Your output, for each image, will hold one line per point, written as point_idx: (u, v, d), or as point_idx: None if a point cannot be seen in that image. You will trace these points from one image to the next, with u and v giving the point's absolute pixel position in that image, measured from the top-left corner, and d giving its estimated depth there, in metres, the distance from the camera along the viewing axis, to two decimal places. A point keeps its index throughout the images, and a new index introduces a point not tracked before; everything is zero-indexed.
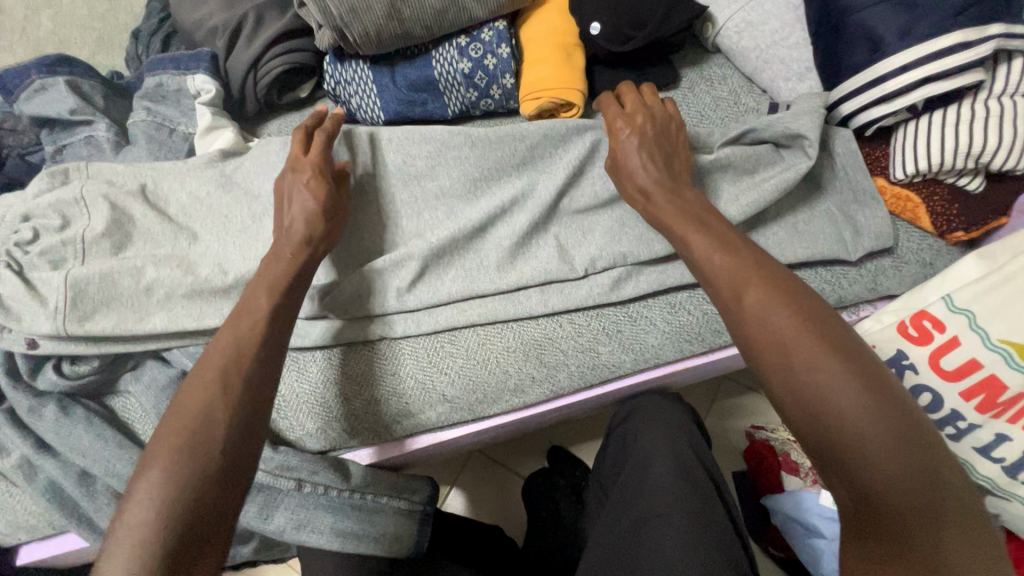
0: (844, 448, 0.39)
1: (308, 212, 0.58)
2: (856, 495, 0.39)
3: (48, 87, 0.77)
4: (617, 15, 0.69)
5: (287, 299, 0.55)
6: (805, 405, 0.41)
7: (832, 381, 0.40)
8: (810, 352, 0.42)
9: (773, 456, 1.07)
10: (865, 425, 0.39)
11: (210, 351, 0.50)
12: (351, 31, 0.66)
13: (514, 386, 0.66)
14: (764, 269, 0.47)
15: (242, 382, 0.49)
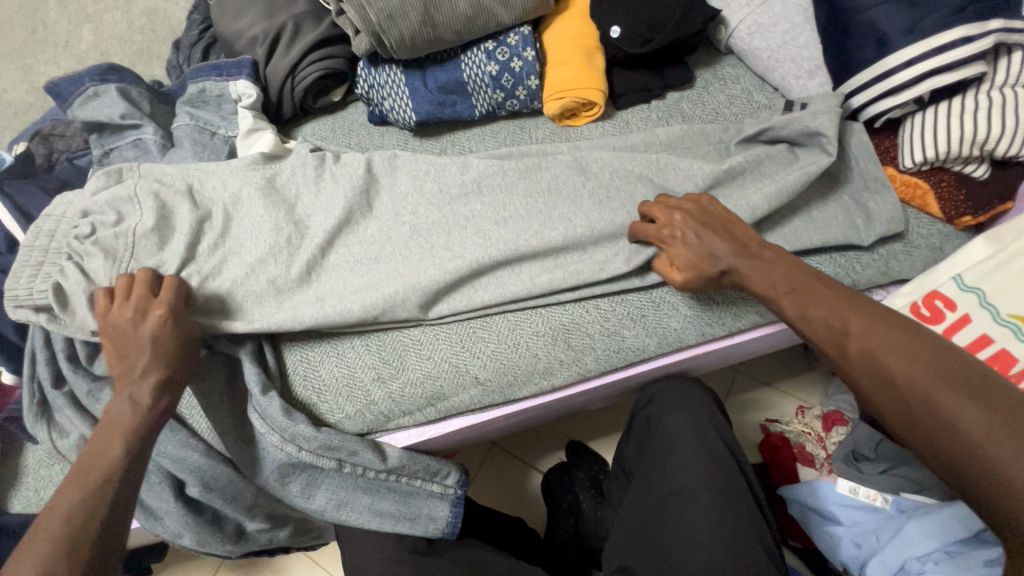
0: (989, 476, 0.42)
1: (159, 351, 0.60)
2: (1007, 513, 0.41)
3: (100, 94, 0.82)
4: (636, 19, 0.74)
5: (151, 421, 0.59)
6: (934, 431, 0.45)
7: (960, 414, 0.44)
8: (931, 391, 0.46)
9: (789, 447, 1.11)
10: (1000, 449, 0.42)
11: (70, 477, 0.54)
12: (388, 37, 0.70)
13: (543, 369, 0.69)
14: (866, 316, 0.51)
15: (103, 499, 0.53)
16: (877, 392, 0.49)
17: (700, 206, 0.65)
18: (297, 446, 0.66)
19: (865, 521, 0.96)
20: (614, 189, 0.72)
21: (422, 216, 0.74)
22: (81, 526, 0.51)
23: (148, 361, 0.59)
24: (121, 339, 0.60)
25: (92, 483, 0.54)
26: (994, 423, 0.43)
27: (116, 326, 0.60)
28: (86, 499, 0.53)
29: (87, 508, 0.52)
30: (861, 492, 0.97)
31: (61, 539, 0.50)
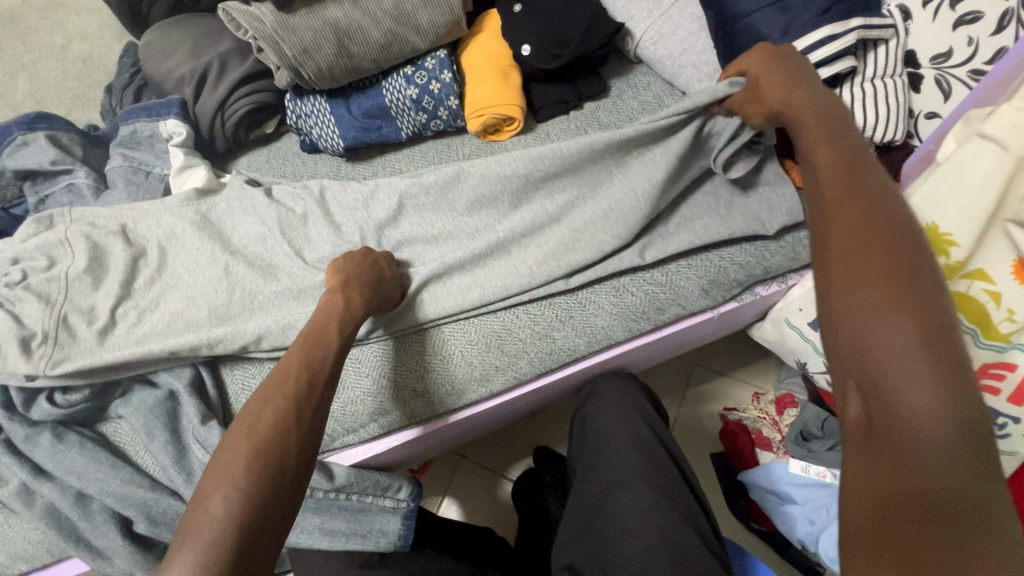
0: (880, 376, 0.35)
1: (379, 276, 0.69)
2: (882, 426, 0.34)
3: (30, 142, 0.83)
4: (544, 38, 0.78)
5: (352, 327, 0.63)
6: (847, 331, 0.38)
7: (884, 308, 0.36)
8: (874, 293, 0.37)
9: (746, 433, 1.14)
10: (902, 358, 0.35)
11: (257, 403, 0.52)
12: (306, 69, 0.73)
13: (480, 376, 0.72)
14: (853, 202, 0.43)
15: (308, 411, 0.53)
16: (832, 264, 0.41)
17: (765, 62, 0.59)
18: None
19: (818, 497, 0.98)
20: (538, 196, 0.75)
21: (354, 238, 0.76)
22: (297, 432, 0.51)
23: (364, 284, 0.67)
24: (353, 265, 0.69)
25: (286, 395, 0.53)
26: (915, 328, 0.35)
27: (351, 262, 0.69)
28: (289, 411, 0.52)
29: (300, 415, 0.52)
30: (811, 470, 0.99)
31: (265, 444, 0.49)
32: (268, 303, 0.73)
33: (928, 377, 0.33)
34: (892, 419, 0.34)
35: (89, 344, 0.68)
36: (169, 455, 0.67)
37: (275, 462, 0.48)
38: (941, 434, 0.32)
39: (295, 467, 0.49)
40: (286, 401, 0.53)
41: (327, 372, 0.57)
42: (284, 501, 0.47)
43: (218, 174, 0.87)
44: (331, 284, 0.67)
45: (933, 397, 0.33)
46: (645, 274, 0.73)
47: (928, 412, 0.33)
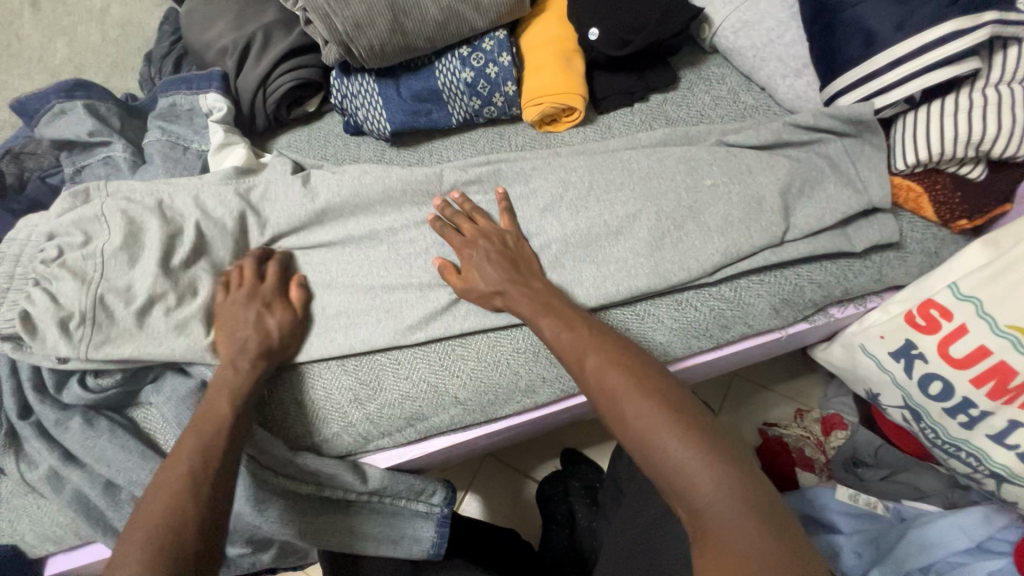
0: (680, 483, 0.44)
1: (266, 337, 0.65)
2: (704, 523, 0.42)
3: (68, 111, 0.80)
4: (615, 21, 0.71)
5: (247, 399, 0.60)
6: (646, 450, 0.46)
7: (653, 420, 0.47)
8: (648, 412, 0.47)
9: (788, 452, 1.04)
10: (692, 460, 0.44)
11: (149, 487, 0.52)
12: (356, 46, 0.68)
13: (525, 387, 0.67)
14: (600, 344, 0.55)
15: (202, 495, 0.51)
16: (601, 398, 0.51)
17: (503, 235, 0.67)
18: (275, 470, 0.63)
19: (866, 528, 0.91)
20: (601, 194, 0.69)
21: (399, 231, 0.72)
22: (188, 521, 0.49)
23: (260, 351, 0.64)
24: (234, 325, 0.64)
25: (183, 476, 0.52)
26: (680, 426, 0.46)
27: (233, 317, 0.65)
28: (184, 487, 0.51)
29: (189, 496, 0.51)
30: (862, 499, 0.94)
31: (159, 526, 0.48)
32: (306, 294, 0.70)
33: (709, 466, 0.43)
34: (704, 513, 0.42)
35: (123, 328, 0.65)
36: None
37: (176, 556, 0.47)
38: (735, 511, 0.41)
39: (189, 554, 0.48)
40: (178, 479, 0.52)
41: (225, 444, 0.56)
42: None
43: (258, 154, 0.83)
44: (233, 325, 0.65)
45: (715, 481, 0.43)
46: (710, 289, 0.67)
47: (724, 499, 0.42)
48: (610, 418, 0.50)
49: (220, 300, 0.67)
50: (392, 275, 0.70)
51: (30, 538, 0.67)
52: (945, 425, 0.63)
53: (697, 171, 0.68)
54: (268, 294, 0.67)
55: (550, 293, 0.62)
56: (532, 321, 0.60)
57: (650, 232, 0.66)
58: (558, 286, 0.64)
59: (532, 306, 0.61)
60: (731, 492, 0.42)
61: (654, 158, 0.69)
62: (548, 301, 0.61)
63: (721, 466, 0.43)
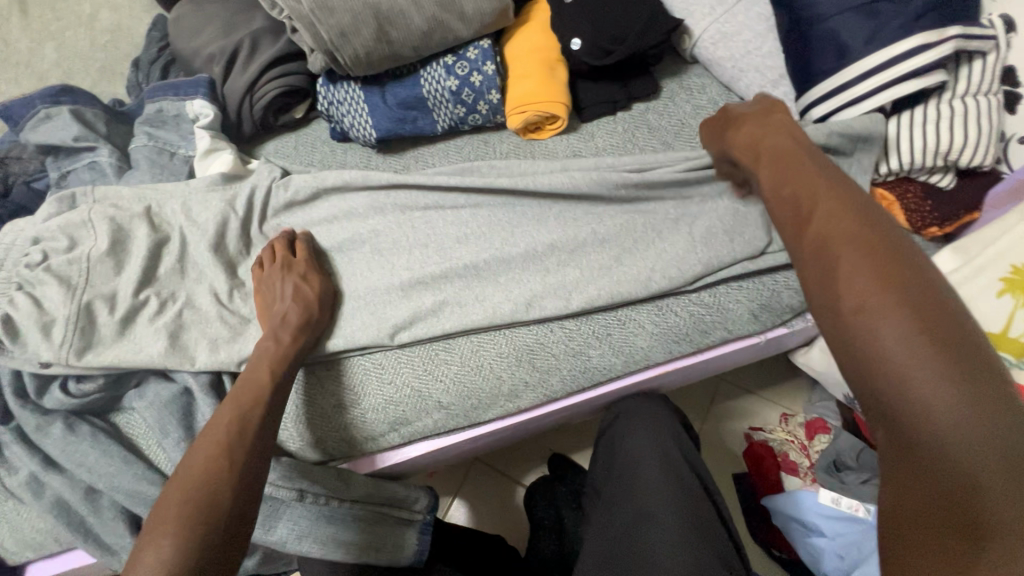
0: (886, 379, 0.36)
1: (310, 302, 0.66)
2: (910, 434, 0.34)
3: (53, 116, 0.80)
4: (596, 32, 0.72)
5: (287, 371, 0.61)
6: (847, 333, 0.38)
7: (876, 300, 0.37)
8: (867, 289, 0.38)
9: (773, 457, 1.06)
10: (912, 358, 0.35)
11: (209, 449, 0.52)
12: (342, 54, 0.69)
13: (508, 392, 0.68)
14: (835, 198, 0.44)
15: (238, 453, 0.53)
16: (813, 261, 0.42)
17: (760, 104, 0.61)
18: None
19: (849, 532, 0.93)
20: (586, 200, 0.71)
21: (383, 236, 0.72)
22: (229, 479, 0.51)
23: (300, 322, 0.64)
24: (273, 302, 0.66)
25: (220, 441, 0.53)
26: (913, 317, 0.36)
27: (274, 292, 0.67)
28: (219, 461, 0.51)
29: (229, 462, 0.52)
30: (843, 502, 0.94)
31: (186, 497, 0.48)
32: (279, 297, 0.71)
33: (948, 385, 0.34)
34: (921, 426, 0.34)
35: (107, 333, 0.65)
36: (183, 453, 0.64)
37: (210, 511, 0.48)
38: (962, 436, 0.33)
39: (235, 522, 0.49)
40: (222, 445, 0.53)
41: (258, 415, 0.57)
42: (224, 547, 0.47)
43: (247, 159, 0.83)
44: (268, 304, 0.67)
45: (945, 392, 0.33)
46: (691, 294, 0.68)
47: (949, 421, 0.33)
48: (815, 290, 0.41)
49: (261, 276, 0.69)
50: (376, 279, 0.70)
51: (9, 544, 0.67)
52: None
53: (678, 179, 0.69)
54: (302, 264, 0.69)
55: (789, 151, 0.52)
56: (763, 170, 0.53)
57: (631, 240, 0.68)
58: (802, 126, 0.55)
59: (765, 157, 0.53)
60: (965, 408, 0.33)
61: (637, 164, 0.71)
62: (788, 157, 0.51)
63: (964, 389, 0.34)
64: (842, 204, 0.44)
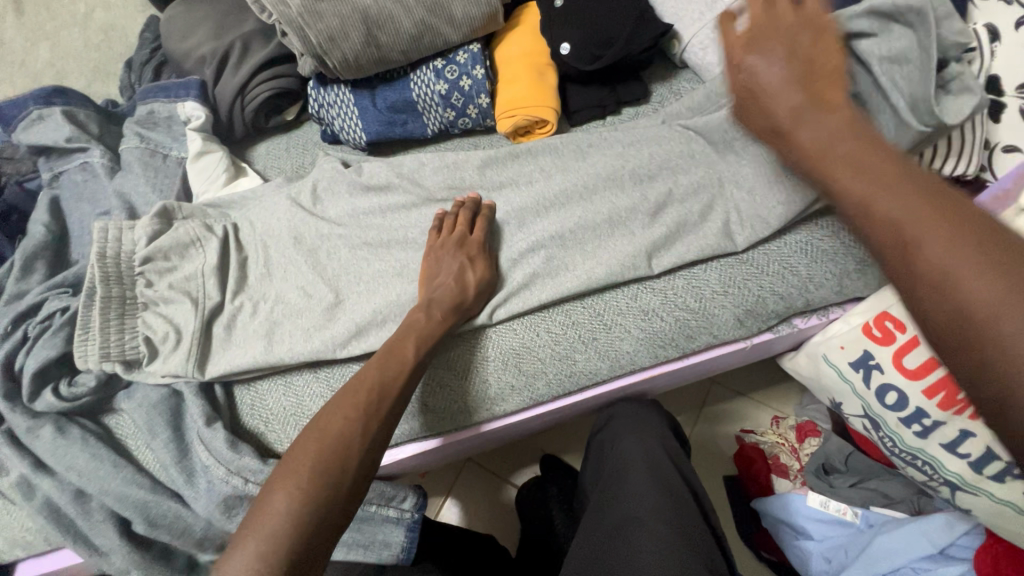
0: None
1: (468, 282, 0.66)
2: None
3: (45, 117, 0.81)
4: (585, 36, 0.72)
5: (430, 349, 0.62)
6: (928, 302, 0.30)
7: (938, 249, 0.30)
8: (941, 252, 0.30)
9: (763, 459, 1.07)
10: None
11: (349, 406, 0.54)
12: (330, 58, 0.69)
13: (495, 395, 0.68)
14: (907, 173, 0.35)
15: (374, 422, 0.54)
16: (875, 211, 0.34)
17: None
18: (244, 479, 0.64)
19: (837, 535, 0.94)
20: (574, 204, 0.71)
21: (370, 239, 0.73)
22: (361, 446, 0.52)
23: (456, 302, 0.65)
24: (441, 277, 0.66)
25: (357, 404, 0.54)
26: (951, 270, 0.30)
27: (441, 264, 0.67)
28: (355, 427, 0.53)
29: (365, 432, 0.53)
30: (831, 505, 0.95)
31: (322, 451, 0.50)
32: (266, 299, 0.71)
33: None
34: None
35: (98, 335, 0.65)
36: (171, 455, 0.65)
37: (338, 473, 0.49)
38: None
39: (354, 493, 0.50)
40: (359, 408, 0.54)
41: (397, 390, 0.57)
42: (343, 514, 0.49)
43: (235, 178, 0.82)
44: (433, 274, 0.68)
45: None
46: (677, 298, 0.68)
47: None
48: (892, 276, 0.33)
49: (433, 244, 0.70)
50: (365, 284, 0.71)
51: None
52: (901, 434, 0.65)
53: (667, 185, 0.70)
54: (473, 238, 0.68)
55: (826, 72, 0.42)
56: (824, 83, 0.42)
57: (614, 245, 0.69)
58: None
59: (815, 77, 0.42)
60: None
61: (625, 169, 0.71)
62: (796, 111, 0.41)
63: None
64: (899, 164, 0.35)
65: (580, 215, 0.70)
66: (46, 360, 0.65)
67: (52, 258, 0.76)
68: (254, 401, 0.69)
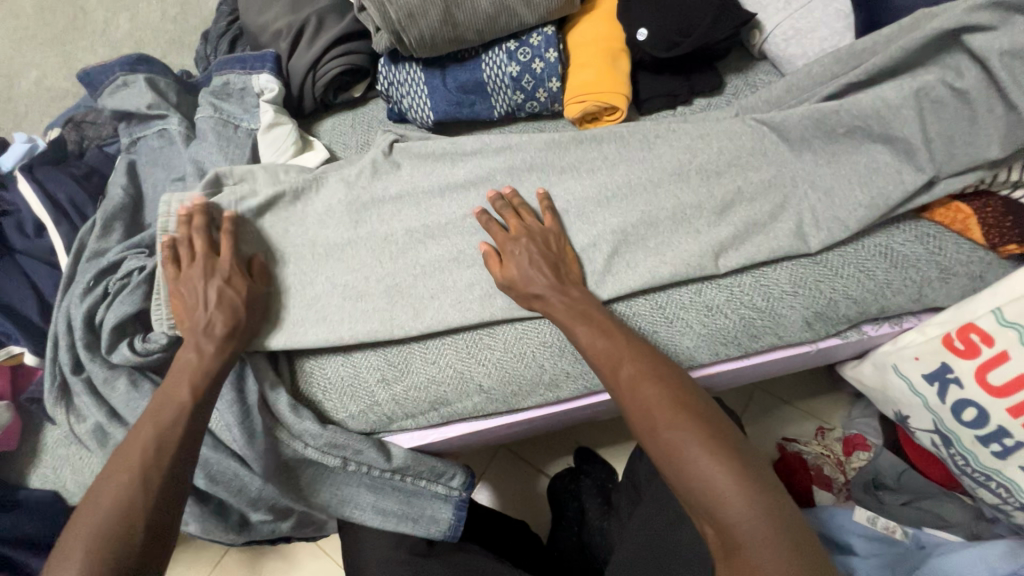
0: (709, 494, 0.47)
1: (557, 274, 0.65)
2: (731, 537, 0.46)
3: (129, 84, 0.84)
4: (664, 21, 0.70)
5: (211, 382, 0.61)
6: (672, 460, 0.50)
7: (709, 469, 0.48)
8: (703, 465, 0.48)
9: (806, 469, 1.02)
10: (757, 527, 0.45)
11: (145, 426, 0.57)
12: (408, 35, 0.69)
13: (549, 381, 0.68)
14: (664, 392, 0.53)
15: (176, 430, 0.57)
16: (634, 414, 0.54)
17: None
18: (305, 443, 0.67)
19: (884, 553, 0.89)
20: (640, 195, 0.69)
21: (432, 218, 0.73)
22: (155, 460, 0.55)
23: (225, 333, 0.63)
24: (193, 303, 0.65)
25: (163, 417, 0.58)
26: (702, 434, 0.50)
27: (196, 293, 0.65)
28: (154, 442, 0.56)
29: (161, 442, 0.56)
30: (879, 522, 0.92)
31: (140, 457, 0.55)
32: (329, 269, 0.72)
33: (743, 491, 0.47)
34: (728, 522, 0.46)
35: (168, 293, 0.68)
36: (232, 418, 0.66)
37: (134, 491, 0.53)
38: (772, 524, 0.45)
39: (163, 489, 0.54)
40: (159, 424, 0.57)
41: (195, 399, 0.60)
42: (155, 524, 0.52)
43: (302, 152, 0.83)
44: (186, 301, 0.65)
45: (755, 513, 0.46)
46: (743, 296, 0.66)
47: (755, 520, 0.45)
48: (632, 413, 0.54)
49: (173, 280, 0.66)
50: (423, 261, 0.71)
51: (71, 485, 0.71)
52: (977, 453, 0.62)
53: (739, 179, 0.67)
54: (553, 236, 0.68)
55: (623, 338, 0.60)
56: (618, 388, 0.56)
57: (681, 238, 0.67)
58: None
59: (612, 370, 0.57)
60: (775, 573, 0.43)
61: (695, 160, 0.69)
62: (616, 359, 0.57)
63: (750, 486, 0.47)
64: (686, 410, 0.52)
65: (646, 206, 0.69)
66: (124, 316, 0.68)
67: (128, 220, 0.79)
68: (314, 370, 0.71)
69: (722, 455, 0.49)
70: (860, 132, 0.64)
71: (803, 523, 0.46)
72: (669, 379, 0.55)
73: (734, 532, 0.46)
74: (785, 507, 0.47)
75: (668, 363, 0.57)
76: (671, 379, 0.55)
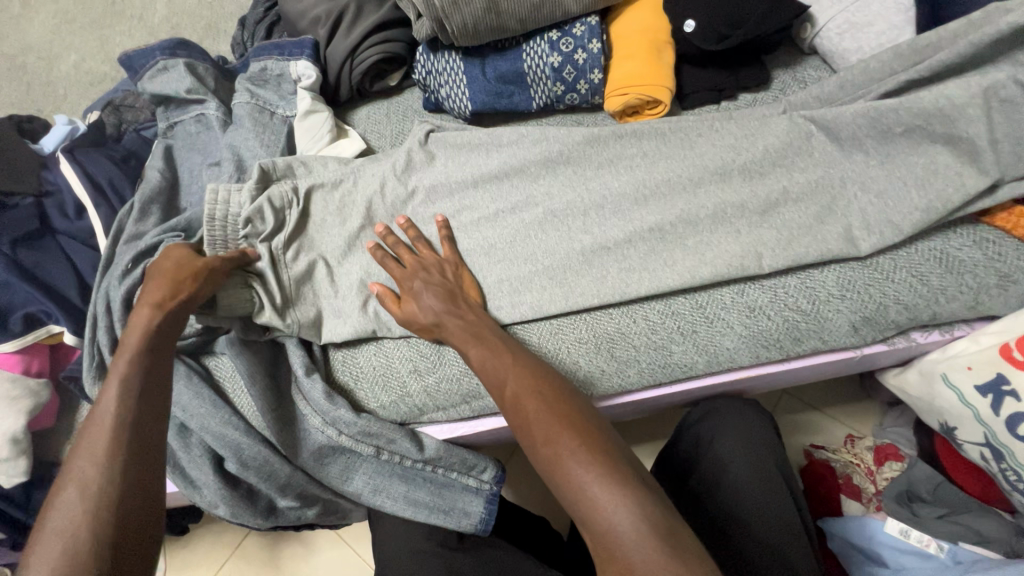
0: (585, 502, 0.46)
1: (452, 300, 0.65)
2: (607, 543, 0.44)
3: (169, 68, 0.84)
4: (713, 13, 0.69)
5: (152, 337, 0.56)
6: (552, 470, 0.49)
7: (581, 474, 0.47)
8: (577, 471, 0.47)
9: (834, 478, 0.99)
10: (630, 529, 0.43)
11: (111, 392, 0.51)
12: (451, 22, 0.68)
13: (584, 380, 0.66)
14: (544, 401, 0.53)
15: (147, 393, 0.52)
16: (518, 428, 0.53)
17: None
18: (338, 430, 0.67)
19: (919, 568, 0.88)
20: (681, 192, 0.68)
21: (467, 210, 0.72)
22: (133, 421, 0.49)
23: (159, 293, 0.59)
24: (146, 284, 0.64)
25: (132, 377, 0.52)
26: (578, 441, 0.49)
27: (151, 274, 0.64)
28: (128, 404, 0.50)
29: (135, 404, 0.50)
30: (913, 536, 0.90)
31: (107, 432, 0.48)
32: (362, 257, 0.71)
33: (610, 489, 0.45)
34: (603, 529, 0.44)
35: None
36: (264, 403, 0.67)
37: (112, 456, 0.46)
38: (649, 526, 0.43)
39: (143, 451, 0.48)
40: (128, 385, 0.51)
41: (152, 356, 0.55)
42: (142, 490, 0.46)
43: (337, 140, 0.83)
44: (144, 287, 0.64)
45: (629, 515, 0.44)
46: (787, 297, 0.64)
47: (630, 522, 0.44)
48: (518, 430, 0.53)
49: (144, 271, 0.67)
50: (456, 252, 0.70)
51: None
52: None
53: (786, 178, 0.65)
54: (450, 266, 0.69)
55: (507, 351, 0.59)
56: (504, 403, 0.56)
57: (723, 237, 0.65)
58: None
59: (496, 385, 0.57)
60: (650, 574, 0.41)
61: (740, 157, 0.67)
62: (503, 372, 0.57)
63: (625, 488, 0.45)
64: (564, 419, 0.51)
65: (687, 204, 0.67)
66: None
67: (165, 204, 0.79)
68: (347, 359, 0.71)
69: (596, 458, 0.47)
70: (918, 131, 0.61)
71: (677, 522, 0.45)
72: (550, 391, 0.54)
73: (608, 539, 0.44)
74: (659, 507, 0.45)
75: (551, 374, 0.57)
76: (547, 388, 0.54)
